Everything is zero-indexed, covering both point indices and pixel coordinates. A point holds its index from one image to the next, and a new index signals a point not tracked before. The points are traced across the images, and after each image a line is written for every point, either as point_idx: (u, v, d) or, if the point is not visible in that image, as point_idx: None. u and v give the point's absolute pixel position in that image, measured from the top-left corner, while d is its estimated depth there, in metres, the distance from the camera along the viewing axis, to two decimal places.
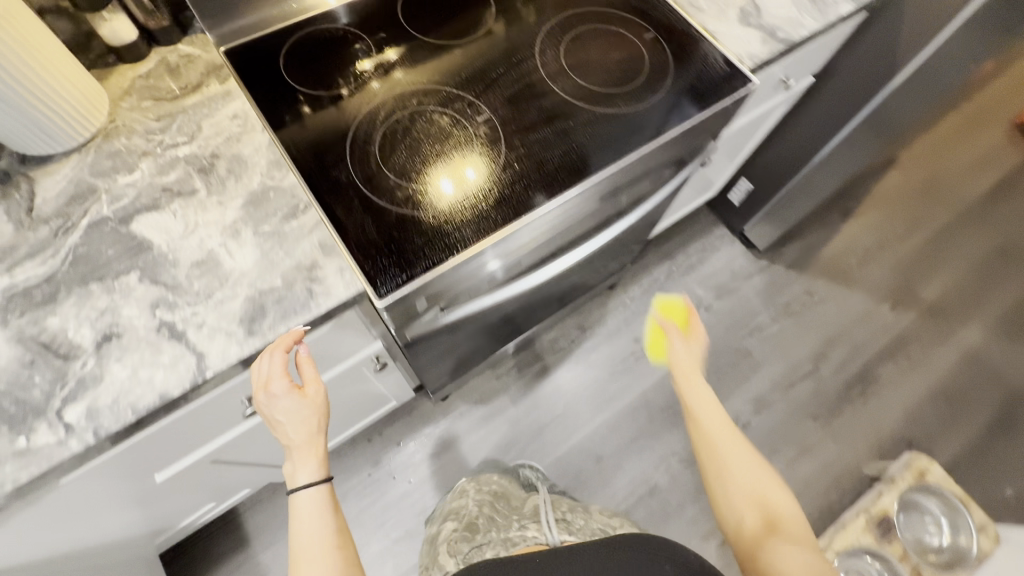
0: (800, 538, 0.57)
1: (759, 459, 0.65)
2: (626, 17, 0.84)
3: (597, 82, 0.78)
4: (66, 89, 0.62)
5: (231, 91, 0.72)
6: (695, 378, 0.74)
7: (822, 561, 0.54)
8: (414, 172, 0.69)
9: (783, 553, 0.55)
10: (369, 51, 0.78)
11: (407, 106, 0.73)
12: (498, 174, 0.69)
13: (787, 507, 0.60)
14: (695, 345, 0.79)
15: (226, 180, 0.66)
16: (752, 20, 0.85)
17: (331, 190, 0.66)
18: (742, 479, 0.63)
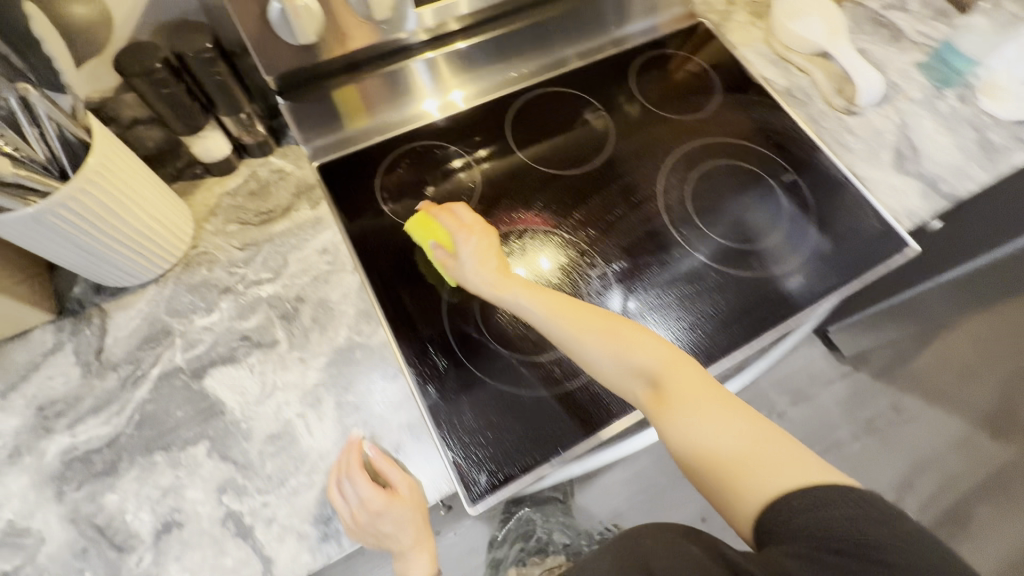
0: (696, 393, 0.49)
1: (573, 308, 0.54)
2: (763, 153, 0.74)
3: (727, 234, 0.69)
4: (151, 224, 0.56)
5: (322, 218, 0.65)
6: (485, 253, 0.58)
7: (734, 417, 0.48)
8: (517, 336, 0.61)
9: (711, 435, 0.47)
10: (475, 179, 0.70)
11: (508, 243, 0.66)
12: (574, 266, 0.65)
13: (653, 364, 0.51)
14: (478, 235, 0.59)
15: (309, 331, 0.59)
16: (909, 167, 0.74)
17: (425, 355, 0.59)
18: (610, 369, 0.52)
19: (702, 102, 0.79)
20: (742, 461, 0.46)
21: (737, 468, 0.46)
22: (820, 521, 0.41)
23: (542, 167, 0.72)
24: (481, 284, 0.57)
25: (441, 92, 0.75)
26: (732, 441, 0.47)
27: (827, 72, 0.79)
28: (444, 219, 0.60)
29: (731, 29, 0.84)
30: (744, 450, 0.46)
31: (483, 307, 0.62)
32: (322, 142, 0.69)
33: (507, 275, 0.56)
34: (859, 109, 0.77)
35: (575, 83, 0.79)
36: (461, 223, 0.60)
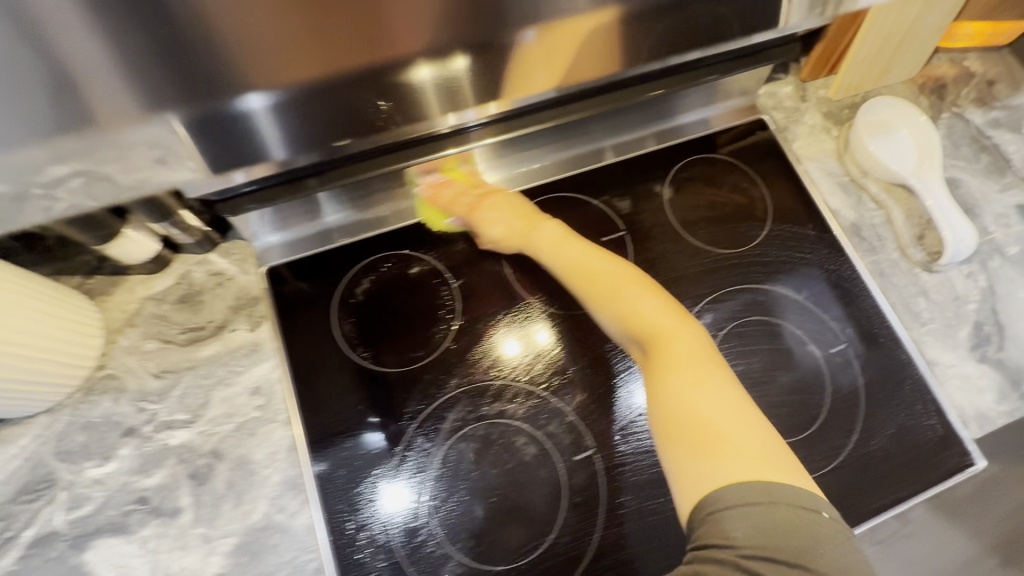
0: (692, 357, 0.46)
1: (588, 274, 0.54)
2: (807, 308, 0.60)
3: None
4: (41, 357, 0.46)
5: (261, 343, 0.54)
6: (507, 218, 0.59)
7: (723, 386, 0.44)
8: (471, 530, 0.50)
9: (678, 402, 0.44)
10: (451, 308, 0.58)
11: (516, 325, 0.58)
12: (579, 349, 0.57)
13: (643, 321, 0.50)
14: (501, 201, 0.59)
15: (221, 500, 0.49)
16: (990, 352, 0.60)
17: (359, 553, 0.48)
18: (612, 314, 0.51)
19: (747, 230, 0.64)
20: (689, 420, 0.42)
21: (676, 429, 0.43)
22: (722, 509, 0.38)
23: (537, 300, 0.59)
24: (509, 240, 0.59)
25: (463, 177, 0.63)
26: (692, 405, 0.43)
27: (909, 211, 0.64)
28: (460, 196, 0.60)
29: (797, 134, 0.69)
30: (699, 413, 0.43)
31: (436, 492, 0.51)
32: (300, 231, 0.59)
33: (523, 232, 0.58)
34: (943, 267, 0.62)
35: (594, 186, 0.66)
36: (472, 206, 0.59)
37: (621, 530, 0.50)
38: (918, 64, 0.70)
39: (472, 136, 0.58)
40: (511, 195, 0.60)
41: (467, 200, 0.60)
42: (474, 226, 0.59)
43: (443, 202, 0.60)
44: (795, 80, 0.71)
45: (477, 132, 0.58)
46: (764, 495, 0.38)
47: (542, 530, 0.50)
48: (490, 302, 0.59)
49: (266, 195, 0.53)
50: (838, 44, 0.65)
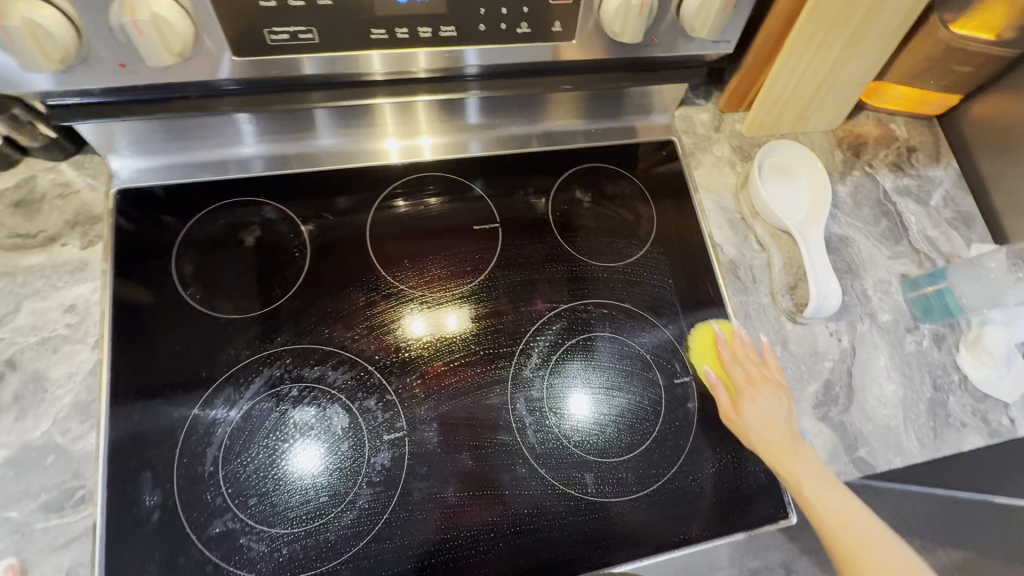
0: None
1: (758, 436, 0.53)
2: (659, 333, 0.60)
3: (578, 432, 0.55)
4: None
5: (90, 263, 0.53)
6: (775, 419, 0.53)
7: None
8: (267, 491, 0.49)
9: None
10: (298, 262, 0.57)
11: (424, 299, 0.58)
12: (480, 338, 0.57)
13: (791, 464, 0.51)
14: (772, 395, 0.55)
15: (3, 411, 0.47)
16: (832, 413, 0.59)
17: (132, 489, 0.47)
18: (858, 544, 0.46)
19: (628, 246, 0.63)
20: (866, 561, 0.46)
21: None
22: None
23: (391, 275, 0.58)
24: (759, 437, 0.53)
25: (408, 133, 0.64)
26: (879, 543, 0.46)
27: (788, 259, 0.63)
28: (739, 369, 0.57)
29: (702, 163, 0.68)
30: (876, 554, 0.46)
31: (298, 465, 0.50)
32: (278, 148, 0.61)
33: (790, 442, 0.52)
34: (807, 319, 0.62)
35: (486, 176, 0.65)
36: (746, 377, 0.56)
37: (409, 516, 0.50)
38: (839, 116, 0.70)
39: (469, 86, 0.57)
40: (785, 393, 0.55)
41: (741, 371, 0.56)
42: (743, 407, 0.54)
43: (737, 378, 0.56)
44: (714, 108, 0.70)
45: (476, 83, 0.56)
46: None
47: (334, 503, 0.49)
48: (390, 271, 0.59)
49: (250, 100, 0.52)
50: (754, 80, 0.64)
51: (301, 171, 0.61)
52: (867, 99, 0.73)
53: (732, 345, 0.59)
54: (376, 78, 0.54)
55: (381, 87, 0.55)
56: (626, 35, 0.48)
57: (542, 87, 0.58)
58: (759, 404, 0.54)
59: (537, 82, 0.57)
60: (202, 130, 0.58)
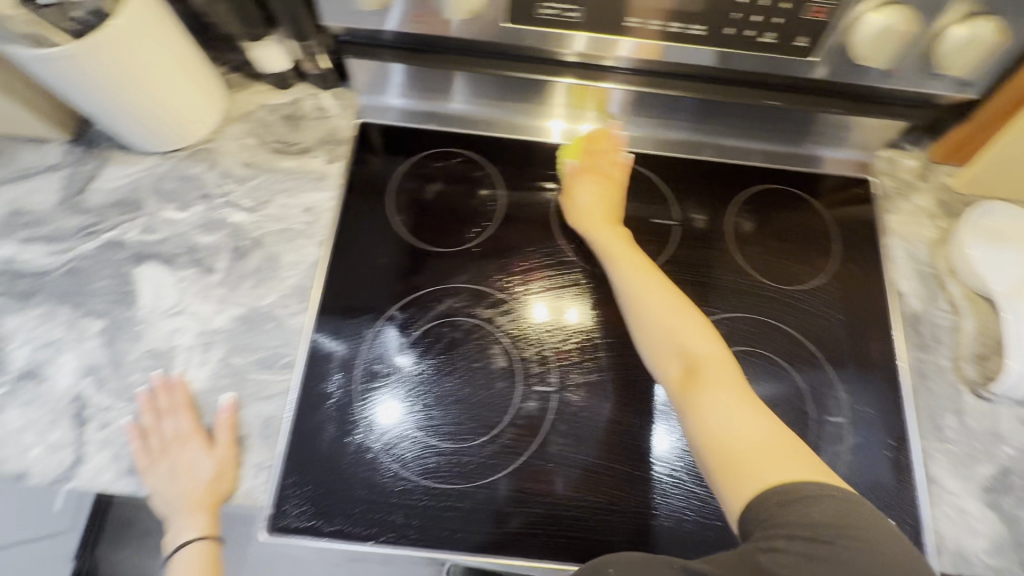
0: (729, 379, 0.47)
1: (637, 298, 0.54)
2: (821, 365, 0.58)
3: (655, 468, 0.53)
4: (155, 99, 0.55)
5: (328, 176, 0.62)
6: (596, 207, 0.61)
7: (751, 408, 0.45)
8: (408, 409, 0.54)
9: (712, 416, 0.44)
10: (489, 215, 0.64)
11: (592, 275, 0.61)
12: None
13: (702, 353, 0.49)
14: (597, 184, 0.62)
15: (245, 278, 0.57)
16: (1005, 502, 0.53)
17: (323, 369, 0.55)
18: (654, 322, 0.52)
19: (802, 275, 0.62)
20: (766, 446, 0.41)
21: (731, 456, 0.42)
22: (778, 512, 0.36)
23: (567, 245, 0.62)
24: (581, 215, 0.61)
25: (574, 116, 0.68)
26: (735, 415, 0.44)
27: (982, 326, 0.59)
28: (593, 160, 0.64)
29: (899, 208, 0.64)
30: (743, 436, 0.42)
31: (379, 419, 0.54)
32: (421, 104, 0.67)
33: (607, 223, 0.60)
34: (992, 395, 0.56)
35: (670, 176, 0.67)
36: (604, 172, 0.63)
37: (544, 465, 0.53)
38: None
39: (615, 79, 0.60)
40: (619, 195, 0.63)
41: (599, 164, 0.64)
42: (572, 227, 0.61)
43: (590, 171, 0.63)
44: (923, 156, 0.67)
45: (621, 77, 0.60)
46: (850, 509, 0.36)
47: (480, 431, 0.54)
48: (566, 242, 0.63)
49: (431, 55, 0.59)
50: (974, 132, 0.61)
51: (504, 137, 0.67)
52: None
53: (605, 140, 0.65)
54: (564, 61, 0.59)
55: (569, 70, 0.60)
56: (873, 59, 0.50)
57: (749, 96, 0.60)
58: (609, 221, 0.60)
59: (677, 83, 0.60)
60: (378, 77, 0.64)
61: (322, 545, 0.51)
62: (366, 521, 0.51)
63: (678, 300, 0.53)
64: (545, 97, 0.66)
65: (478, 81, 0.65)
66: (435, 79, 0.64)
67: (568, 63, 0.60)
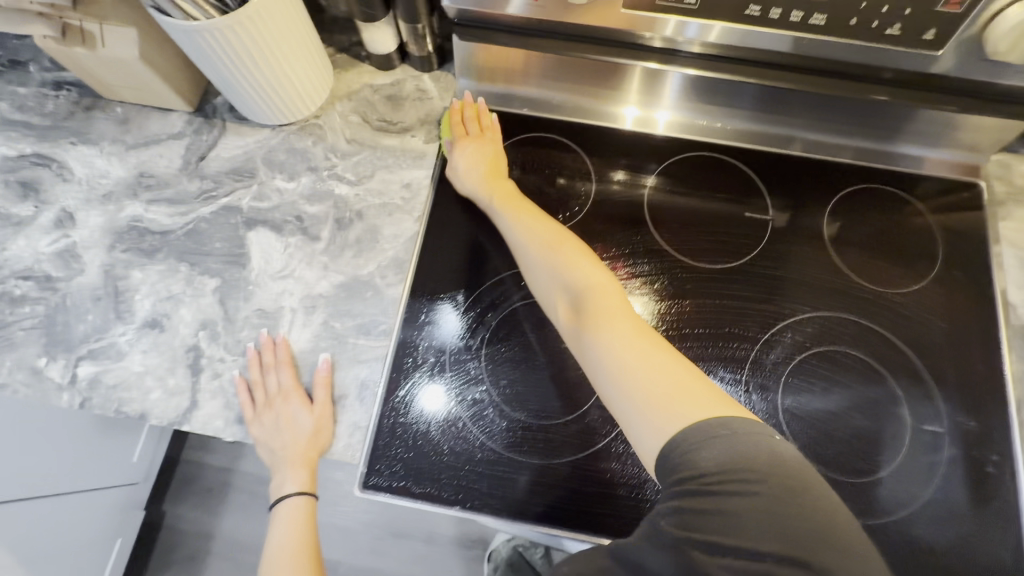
0: (618, 311, 0.48)
1: (534, 244, 0.55)
2: (919, 372, 0.56)
3: None
4: (279, 71, 0.58)
5: (427, 156, 0.64)
6: (474, 169, 0.61)
7: (634, 333, 0.46)
8: (490, 387, 0.56)
9: (609, 354, 0.45)
10: (579, 201, 0.64)
11: (680, 265, 0.61)
12: (725, 316, 0.59)
13: (587, 288, 0.51)
14: (476, 150, 0.62)
15: (347, 247, 0.60)
16: None
17: (415, 339, 0.57)
18: (549, 272, 0.53)
19: (901, 278, 0.60)
20: (648, 366, 0.44)
21: (635, 395, 0.42)
22: (691, 451, 0.37)
23: (658, 234, 0.63)
24: (465, 182, 0.61)
25: (648, 105, 0.67)
26: (620, 344, 0.45)
27: None
28: (460, 130, 0.63)
29: (1010, 216, 0.62)
30: (633, 368, 0.44)
31: (423, 406, 0.55)
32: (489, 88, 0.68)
33: (485, 183, 0.61)
34: None
35: (763, 170, 0.66)
36: (467, 136, 0.63)
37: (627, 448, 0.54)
38: None
39: (679, 61, 0.59)
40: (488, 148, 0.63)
41: (469, 130, 0.64)
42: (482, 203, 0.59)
43: (466, 143, 0.62)
44: None
45: (686, 60, 0.59)
46: (728, 439, 0.37)
47: (565, 409, 0.55)
48: (655, 231, 0.63)
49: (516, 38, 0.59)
50: None
51: (595, 125, 0.68)
52: None
53: (482, 115, 0.65)
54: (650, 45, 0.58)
55: (653, 55, 0.59)
56: (1013, 54, 0.48)
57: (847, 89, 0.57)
58: (493, 176, 0.61)
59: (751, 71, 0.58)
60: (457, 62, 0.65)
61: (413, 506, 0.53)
62: (455, 487, 0.53)
63: (559, 235, 0.55)
64: (620, 86, 0.65)
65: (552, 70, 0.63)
66: (511, 65, 0.63)
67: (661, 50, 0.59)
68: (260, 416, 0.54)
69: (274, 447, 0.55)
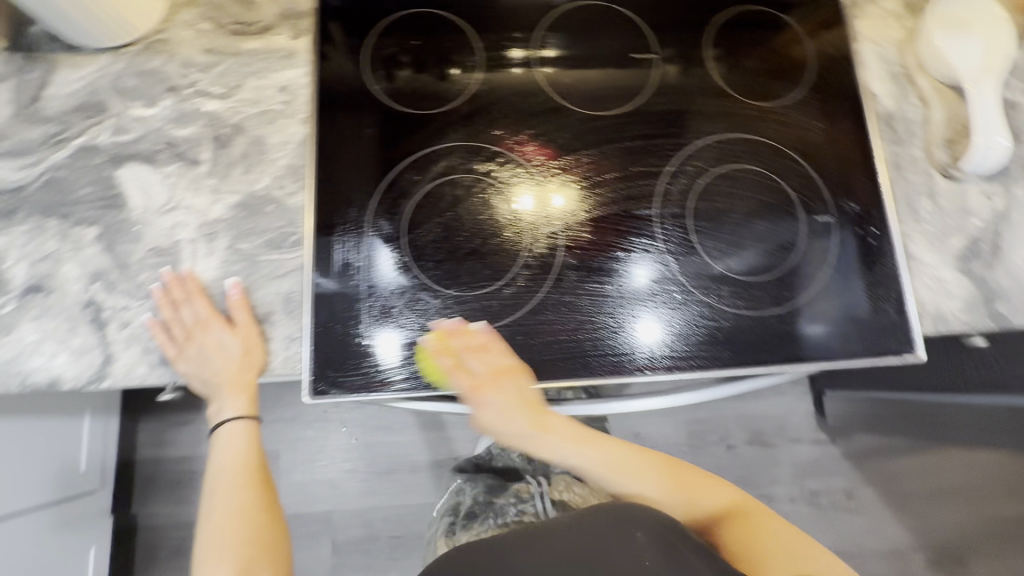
0: (764, 523, 0.60)
1: (612, 459, 0.60)
2: (805, 174, 0.62)
3: (646, 290, 0.57)
4: None
5: (297, 53, 0.60)
6: (507, 413, 0.55)
7: (787, 538, 0.59)
8: (420, 279, 0.56)
9: (735, 542, 0.58)
10: (471, 72, 0.62)
11: (581, 119, 0.61)
12: (629, 159, 0.61)
13: (665, 490, 0.61)
14: (504, 395, 0.53)
15: (233, 165, 0.56)
16: (974, 268, 0.59)
17: (332, 240, 0.56)
18: (630, 483, 0.60)
19: (780, 91, 0.64)
20: (758, 536, 0.59)
21: (753, 553, 0.57)
22: None
23: (554, 92, 0.62)
24: (495, 426, 0.56)
25: None
26: (777, 539, 0.58)
27: (949, 115, 0.62)
28: (452, 366, 0.53)
29: (867, 14, 0.66)
30: (773, 543, 0.58)
31: (380, 356, 0.53)
32: None
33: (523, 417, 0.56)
34: (962, 175, 0.61)
35: (645, 9, 0.66)
36: (486, 370, 0.53)
37: (559, 299, 0.56)
38: None
39: None
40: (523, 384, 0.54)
41: (471, 368, 0.53)
42: (469, 402, 0.54)
43: (488, 380, 0.53)
44: None
45: None
46: None
47: (494, 277, 0.56)
48: (551, 88, 0.62)
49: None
50: None
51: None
52: None
53: (450, 340, 0.54)
54: None
55: None
56: None
57: None
58: (541, 424, 0.57)
59: None
60: None
61: (360, 400, 0.53)
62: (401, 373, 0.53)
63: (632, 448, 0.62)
64: None
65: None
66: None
67: None
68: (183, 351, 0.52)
69: (206, 379, 0.54)
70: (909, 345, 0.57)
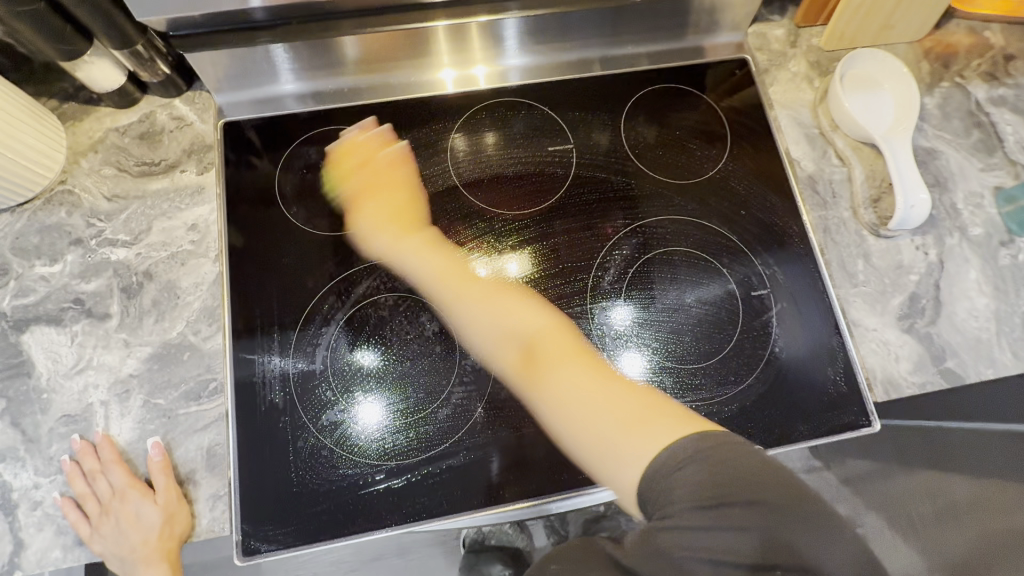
0: (562, 348, 0.54)
1: (437, 294, 0.57)
2: (735, 247, 0.61)
3: None
4: None
5: (206, 188, 0.58)
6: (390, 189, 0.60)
7: (593, 379, 0.52)
8: (350, 409, 0.53)
9: (559, 396, 0.52)
10: (387, 184, 0.61)
11: (503, 219, 0.60)
12: (555, 254, 0.59)
13: (537, 329, 0.55)
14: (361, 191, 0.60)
15: (145, 315, 0.54)
16: (916, 326, 0.58)
17: (254, 381, 0.53)
18: (478, 317, 0.56)
19: (700, 164, 0.64)
20: (596, 409, 0.49)
21: (603, 432, 0.48)
22: (668, 474, 0.42)
23: (473, 195, 0.61)
24: None
25: (462, 62, 0.64)
26: (584, 389, 0.51)
27: (871, 171, 0.62)
28: None
29: (777, 80, 0.66)
30: (595, 402, 0.50)
31: (364, 423, 0.53)
32: (317, 85, 0.63)
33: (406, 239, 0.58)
34: (890, 232, 0.60)
35: (559, 97, 0.65)
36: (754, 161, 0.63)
37: (501, 412, 0.54)
38: (925, 26, 0.66)
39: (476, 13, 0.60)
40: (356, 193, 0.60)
41: None
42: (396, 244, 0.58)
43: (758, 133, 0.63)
44: (789, 24, 0.69)
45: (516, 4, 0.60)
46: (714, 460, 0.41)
47: (428, 399, 0.54)
48: (470, 191, 0.61)
49: (285, 30, 0.57)
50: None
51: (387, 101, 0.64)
52: (957, 5, 0.68)
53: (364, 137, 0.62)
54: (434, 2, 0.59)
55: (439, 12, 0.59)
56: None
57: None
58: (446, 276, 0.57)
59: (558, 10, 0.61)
60: (240, 76, 0.60)
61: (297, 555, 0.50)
62: (339, 517, 0.51)
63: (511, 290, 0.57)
64: (427, 47, 0.62)
65: (365, 47, 0.60)
66: (323, 54, 0.60)
67: (437, 5, 0.59)
68: (99, 528, 0.49)
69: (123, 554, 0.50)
70: (867, 419, 0.56)
